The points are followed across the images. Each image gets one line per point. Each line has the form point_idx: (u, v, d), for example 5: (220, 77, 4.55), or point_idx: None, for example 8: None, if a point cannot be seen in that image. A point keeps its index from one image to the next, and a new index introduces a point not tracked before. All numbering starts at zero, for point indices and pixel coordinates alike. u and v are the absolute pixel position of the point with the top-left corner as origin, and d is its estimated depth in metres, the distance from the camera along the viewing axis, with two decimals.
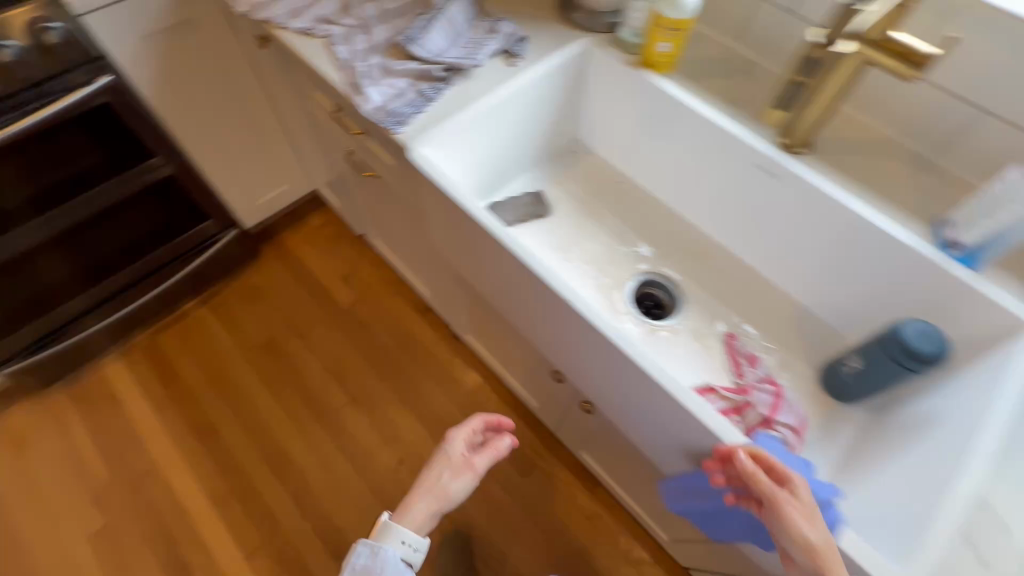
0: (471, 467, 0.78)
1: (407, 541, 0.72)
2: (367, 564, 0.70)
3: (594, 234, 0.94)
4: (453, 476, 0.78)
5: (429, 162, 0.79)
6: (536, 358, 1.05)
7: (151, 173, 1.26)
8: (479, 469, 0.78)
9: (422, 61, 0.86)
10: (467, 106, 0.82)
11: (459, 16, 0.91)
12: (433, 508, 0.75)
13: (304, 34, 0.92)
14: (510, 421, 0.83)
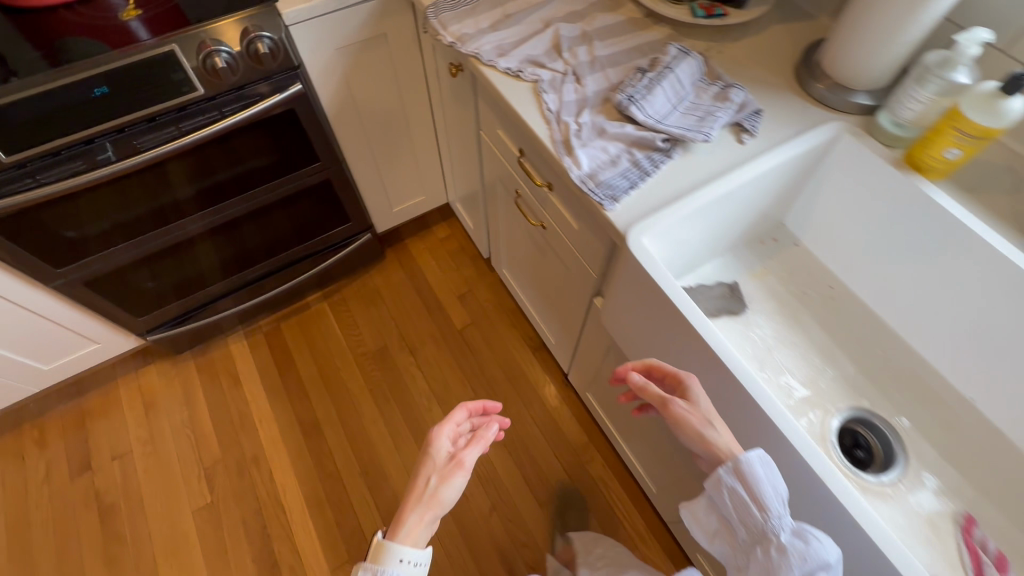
0: (462, 465, 0.70)
1: (406, 559, 0.62)
2: None
3: (795, 347, 0.81)
4: (444, 478, 0.68)
5: (648, 255, 0.69)
6: (683, 456, 0.94)
7: (311, 175, 1.28)
8: (469, 465, 0.70)
9: (640, 126, 0.77)
10: (692, 190, 0.71)
11: (688, 76, 0.80)
12: (430, 518, 0.66)
13: (510, 75, 0.86)
14: (494, 403, 0.78)
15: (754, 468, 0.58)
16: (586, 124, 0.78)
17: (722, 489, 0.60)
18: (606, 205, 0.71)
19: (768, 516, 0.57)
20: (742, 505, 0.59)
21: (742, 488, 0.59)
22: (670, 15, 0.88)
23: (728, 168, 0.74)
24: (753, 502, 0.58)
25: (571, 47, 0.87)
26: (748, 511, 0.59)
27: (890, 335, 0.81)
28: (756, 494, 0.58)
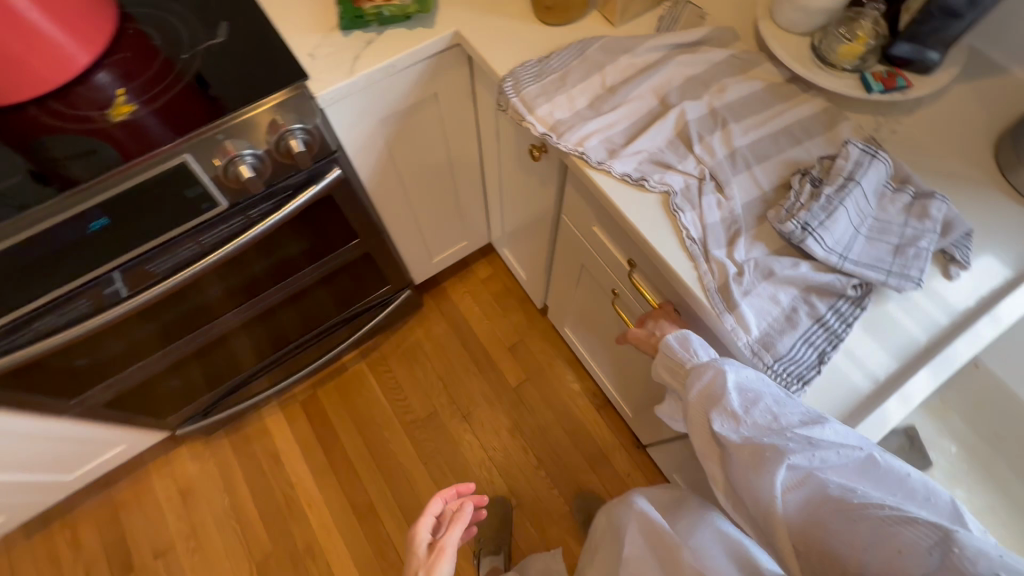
0: (446, 551, 0.61)
1: None
2: None
3: (997, 514, 0.67)
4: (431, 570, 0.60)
5: None
6: None
7: (348, 253, 1.09)
8: (451, 548, 0.61)
9: (818, 263, 0.59)
10: (906, 369, 0.57)
11: (874, 187, 0.61)
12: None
13: (628, 181, 0.66)
14: (468, 485, 0.71)
15: (671, 344, 0.62)
16: (746, 263, 0.59)
17: (661, 370, 0.65)
18: (794, 391, 0.55)
19: (691, 359, 0.60)
20: (675, 365, 0.62)
21: (669, 354, 0.63)
22: (832, 87, 0.67)
23: (936, 336, 0.58)
24: (680, 353, 0.61)
25: (703, 136, 0.67)
26: (678, 364, 0.62)
27: None
28: (683, 353, 0.61)
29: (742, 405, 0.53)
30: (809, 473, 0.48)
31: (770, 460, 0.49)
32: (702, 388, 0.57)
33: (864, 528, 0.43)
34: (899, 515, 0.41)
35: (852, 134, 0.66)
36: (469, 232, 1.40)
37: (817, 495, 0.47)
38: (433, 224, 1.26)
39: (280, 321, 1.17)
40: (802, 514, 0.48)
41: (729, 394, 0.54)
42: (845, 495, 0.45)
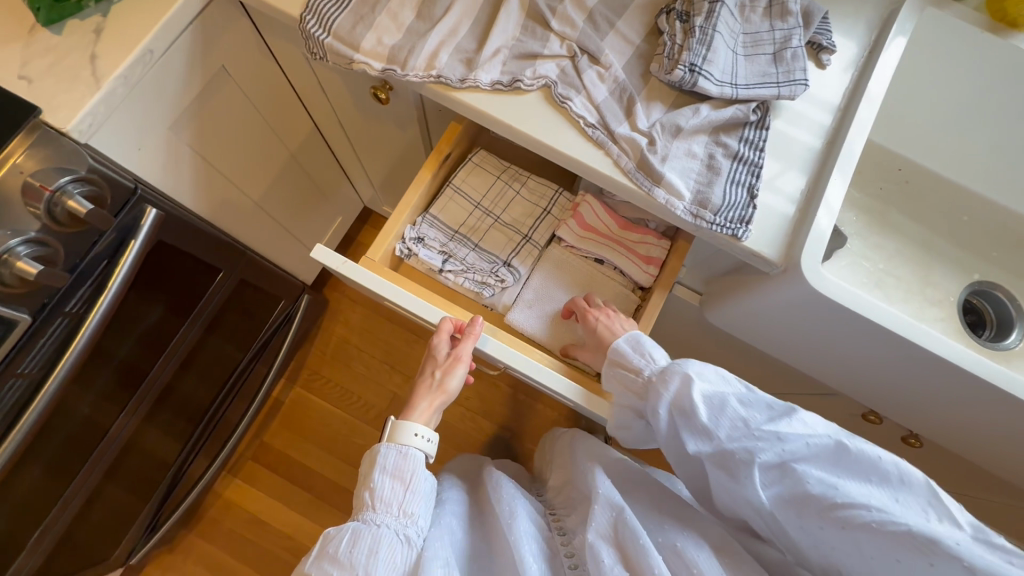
0: (460, 359, 0.64)
1: (420, 433, 0.62)
2: (396, 467, 0.60)
3: (903, 253, 0.77)
4: (447, 373, 0.65)
5: (838, 285, 0.54)
6: (794, 392, 0.91)
7: (217, 294, 0.90)
8: (466, 358, 0.64)
9: (714, 100, 0.57)
10: (825, 159, 0.58)
11: (735, 2, 0.59)
12: (436, 408, 0.65)
13: (500, 89, 0.58)
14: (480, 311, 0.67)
15: (624, 349, 0.59)
16: (653, 129, 0.56)
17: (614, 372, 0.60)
18: (741, 235, 0.54)
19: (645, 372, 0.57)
20: (628, 372, 0.58)
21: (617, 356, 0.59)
22: None
23: (830, 135, 0.59)
24: (631, 364, 0.58)
25: (554, 8, 0.60)
26: (629, 380, 0.58)
27: (960, 196, 0.79)
28: (629, 363, 0.58)
29: (704, 414, 0.49)
30: (783, 469, 0.45)
31: (746, 467, 0.46)
32: (670, 400, 0.52)
33: (852, 532, 0.42)
34: (893, 527, 0.40)
35: None
36: (340, 206, 1.23)
37: (797, 500, 0.45)
38: (298, 216, 1.09)
39: (182, 398, 0.98)
40: (787, 507, 0.46)
41: (697, 407, 0.50)
42: (827, 491, 0.43)
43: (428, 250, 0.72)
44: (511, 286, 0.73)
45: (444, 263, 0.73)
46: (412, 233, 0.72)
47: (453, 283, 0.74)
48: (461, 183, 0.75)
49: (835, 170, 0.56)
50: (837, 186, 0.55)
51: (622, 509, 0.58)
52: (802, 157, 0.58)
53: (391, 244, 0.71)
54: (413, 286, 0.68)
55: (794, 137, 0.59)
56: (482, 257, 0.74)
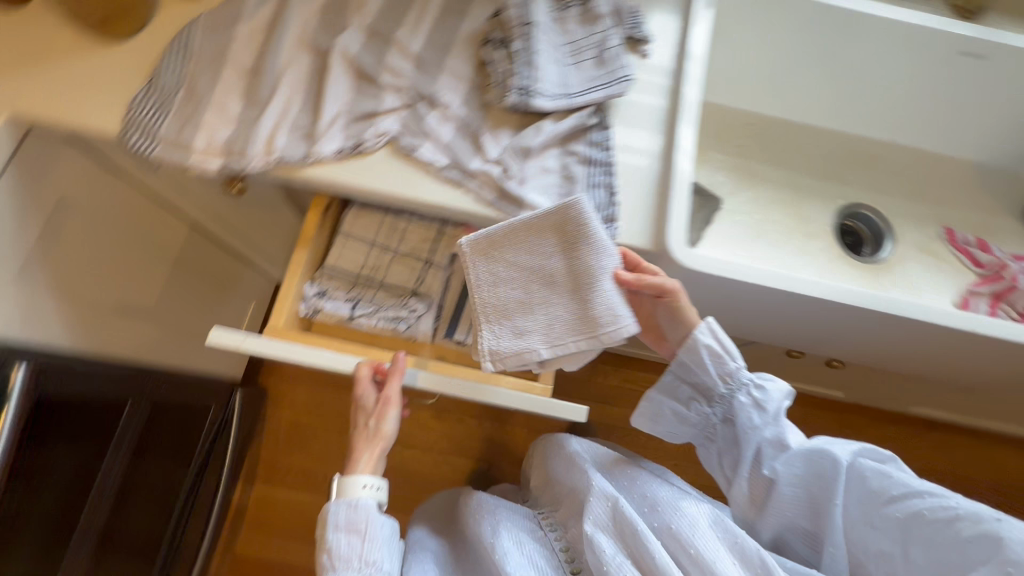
0: (390, 400, 0.61)
1: (368, 484, 0.59)
2: (349, 521, 0.58)
3: (778, 198, 0.82)
4: (380, 418, 0.61)
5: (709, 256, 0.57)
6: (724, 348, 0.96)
7: (130, 424, 0.82)
8: (396, 396, 0.60)
9: (553, 115, 0.59)
10: (673, 117, 0.61)
11: (547, 19, 0.62)
12: (379, 456, 0.61)
13: (346, 156, 0.57)
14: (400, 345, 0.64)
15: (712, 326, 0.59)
16: (503, 156, 0.58)
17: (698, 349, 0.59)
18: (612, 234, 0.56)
19: (736, 369, 0.59)
20: (716, 356, 0.59)
21: (710, 333, 0.59)
22: None
23: (671, 95, 0.63)
24: (722, 350, 0.59)
25: (379, 63, 0.60)
26: (717, 367, 0.59)
27: (809, 135, 0.85)
28: (720, 342, 0.59)
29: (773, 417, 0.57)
30: (850, 468, 0.54)
31: (815, 464, 0.55)
32: (751, 402, 0.58)
33: (912, 524, 0.50)
34: (941, 511, 0.48)
35: None
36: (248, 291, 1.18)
37: (858, 494, 0.53)
38: (203, 316, 1.04)
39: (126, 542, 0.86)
40: (850, 507, 0.54)
41: (768, 401, 0.57)
42: (887, 484, 0.51)
43: (333, 300, 0.70)
44: (424, 313, 0.70)
45: (353, 310, 0.70)
46: (313, 289, 0.70)
47: (367, 326, 0.70)
48: (351, 228, 0.73)
49: (681, 130, 0.60)
50: (687, 145, 0.59)
51: (616, 498, 0.62)
52: (653, 121, 0.61)
53: (294, 305, 0.69)
54: (319, 341, 0.66)
55: (640, 105, 0.62)
56: (389, 294, 0.72)
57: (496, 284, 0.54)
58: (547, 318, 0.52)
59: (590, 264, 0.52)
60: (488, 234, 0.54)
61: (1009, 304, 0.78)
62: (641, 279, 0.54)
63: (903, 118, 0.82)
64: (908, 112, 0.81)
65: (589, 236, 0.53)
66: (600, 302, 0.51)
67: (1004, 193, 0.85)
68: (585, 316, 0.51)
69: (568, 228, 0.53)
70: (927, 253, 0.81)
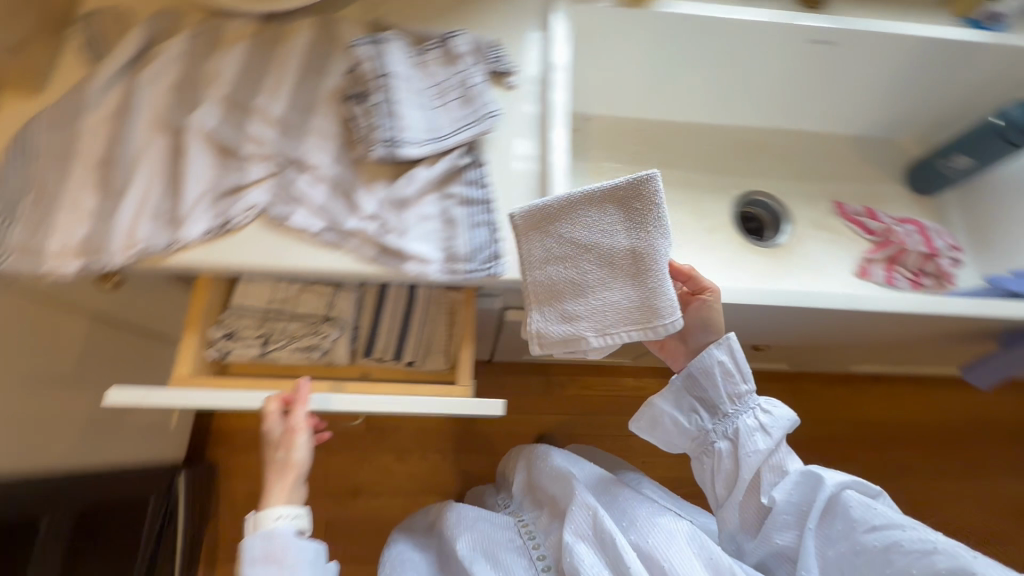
0: (297, 429, 0.55)
1: (282, 514, 0.52)
2: (266, 554, 0.51)
3: (677, 199, 0.84)
4: (289, 447, 0.54)
5: None
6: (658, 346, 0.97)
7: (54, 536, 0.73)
8: (303, 424, 0.55)
9: (425, 162, 0.59)
10: (543, 131, 0.62)
11: (406, 65, 0.61)
12: (295, 488, 0.54)
13: (216, 235, 0.55)
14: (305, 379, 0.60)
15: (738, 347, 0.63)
16: (379, 210, 0.57)
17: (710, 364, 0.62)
18: (498, 271, 0.57)
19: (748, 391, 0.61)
20: (729, 375, 0.62)
21: (725, 350, 0.62)
22: (295, 5, 0.64)
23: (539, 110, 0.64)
24: (734, 368, 0.62)
25: (240, 134, 0.58)
26: (727, 382, 0.62)
27: (699, 133, 0.88)
28: (738, 367, 0.62)
29: (773, 439, 0.59)
30: (835, 497, 0.56)
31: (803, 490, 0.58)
32: (759, 423, 0.60)
33: (889, 555, 0.51)
34: (918, 543, 0.50)
35: (355, 32, 0.64)
36: None
37: (842, 525, 0.55)
38: None
39: None
40: (831, 538, 0.55)
41: (775, 424, 0.60)
42: (868, 514, 0.53)
43: (242, 340, 0.67)
44: (337, 337, 0.69)
45: (265, 346, 0.68)
46: (221, 333, 0.66)
47: (283, 358, 0.69)
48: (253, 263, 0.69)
49: (552, 144, 0.61)
50: (560, 157, 0.60)
51: (597, 509, 0.66)
52: (525, 138, 0.62)
53: (198, 354, 0.64)
54: (234, 384, 0.62)
55: (510, 125, 0.63)
56: (301, 322, 0.69)
57: (547, 261, 0.55)
58: (603, 302, 0.54)
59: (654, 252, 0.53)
60: (545, 206, 0.54)
61: (903, 266, 0.82)
62: (691, 271, 0.62)
63: (780, 105, 0.85)
64: (783, 100, 0.84)
65: (656, 219, 0.53)
66: (659, 292, 0.53)
67: (885, 161, 0.90)
68: (645, 304, 0.53)
69: (635, 206, 0.53)
70: (823, 229, 0.85)
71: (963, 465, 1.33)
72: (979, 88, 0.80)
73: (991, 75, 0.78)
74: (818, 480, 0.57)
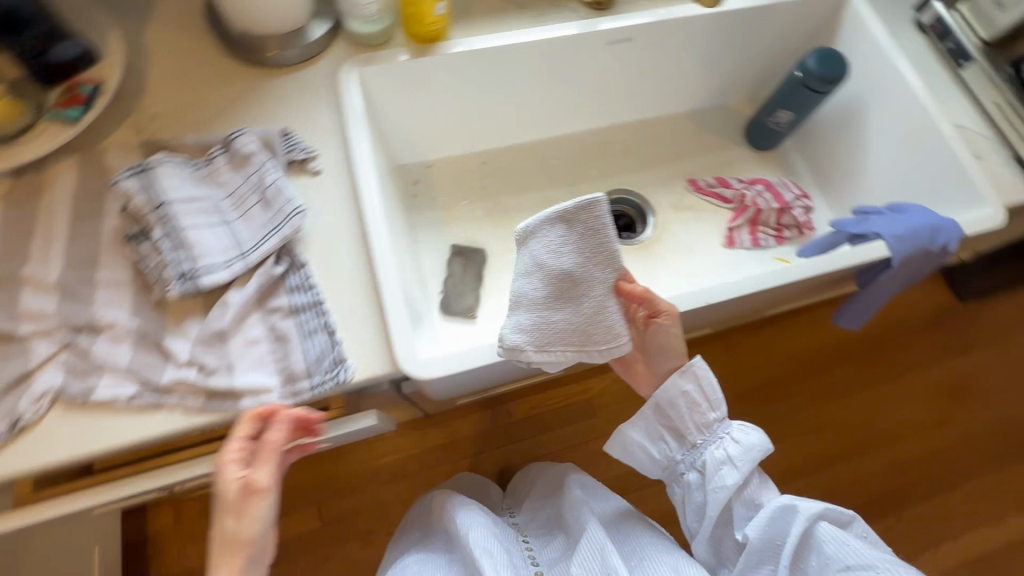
0: (260, 487, 0.44)
1: None
2: None
3: None
4: (239, 516, 0.43)
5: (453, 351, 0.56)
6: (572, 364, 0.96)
7: None
8: (267, 483, 0.44)
9: (236, 283, 0.54)
10: (360, 214, 0.59)
11: (188, 183, 0.55)
12: (250, 571, 0.42)
13: (9, 438, 0.48)
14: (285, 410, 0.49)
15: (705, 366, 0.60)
16: (196, 350, 0.51)
17: (673, 393, 0.60)
18: (346, 375, 0.52)
19: (716, 417, 0.59)
20: (695, 402, 0.59)
21: (691, 379, 0.59)
22: (45, 150, 0.56)
23: (351, 193, 0.60)
24: (701, 397, 0.59)
25: (11, 312, 0.51)
26: (693, 412, 0.60)
27: (541, 149, 0.87)
28: (706, 394, 0.59)
29: (741, 473, 0.56)
30: (811, 530, 0.52)
31: (777, 523, 0.54)
32: (728, 454, 0.58)
33: None
34: None
35: (124, 160, 0.57)
36: None
37: (815, 561, 0.51)
38: None
39: None
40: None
41: (747, 452, 0.57)
42: (845, 551, 0.50)
43: None
44: None
45: None
46: None
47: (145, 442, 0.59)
48: None
49: (370, 227, 0.57)
50: (383, 237, 0.57)
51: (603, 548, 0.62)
52: (343, 228, 0.58)
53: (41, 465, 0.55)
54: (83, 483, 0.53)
55: (324, 217, 0.59)
56: None
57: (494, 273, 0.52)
58: (542, 322, 0.51)
59: (599, 279, 0.51)
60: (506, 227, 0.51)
61: (764, 224, 0.84)
62: (645, 293, 0.54)
63: (609, 104, 0.85)
64: (608, 100, 0.84)
65: (602, 245, 0.51)
66: (600, 320, 0.52)
67: (723, 127, 0.92)
68: (584, 332, 0.51)
69: (585, 231, 0.50)
70: (684, 209, 0.86)
71: (890, 369, 1.41)
72: (778, 43, 0.83)
73: (783, 30, 0.81)
74: (791, 510, 0.53)
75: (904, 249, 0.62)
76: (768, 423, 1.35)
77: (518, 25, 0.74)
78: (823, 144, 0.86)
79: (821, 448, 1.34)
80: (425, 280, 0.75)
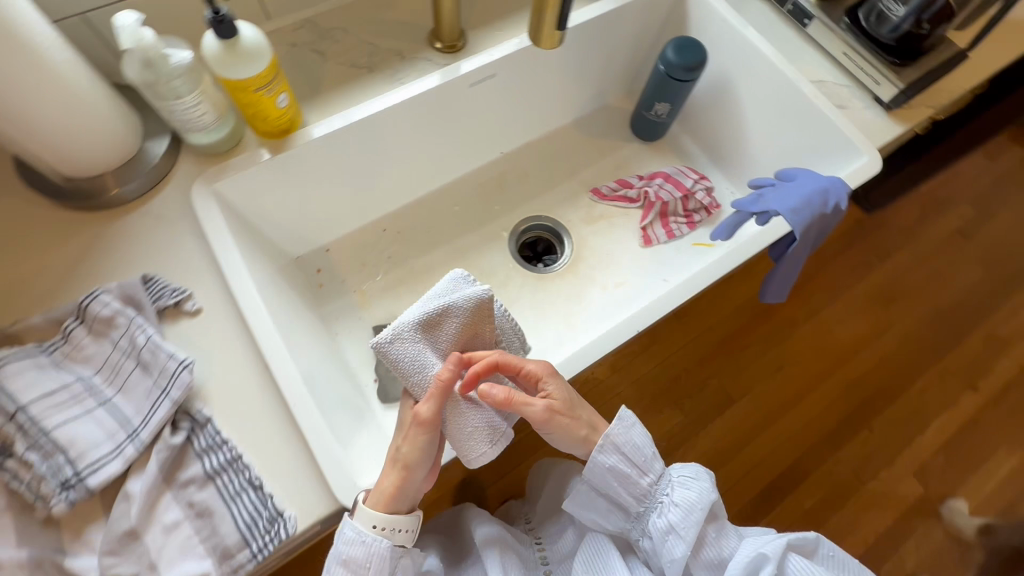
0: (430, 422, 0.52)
1: (380, 526, 0.51)
2: (350, 557, 0.51)
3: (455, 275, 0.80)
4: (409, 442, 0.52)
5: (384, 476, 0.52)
6: None
7: None
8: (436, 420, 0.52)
9: (134, 468, 0.47)
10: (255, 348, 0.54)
11: (45, 374, 0.48)
12: (413, 485, 0.53)
13: None
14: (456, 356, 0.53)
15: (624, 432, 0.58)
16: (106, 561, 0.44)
17: (599, 472, 0.59)
18: (288, 529, 0.48)
19: (647, 483, 0.59)
20: (624, 475, 0.59)
21: (612, 452, 0.58)
22: None
23: (240, 326, 0.55)
24: (630, 467, 0.59)
25: None
26: (627, 484, 0.59)
27: (439, 199, 0.83)
28: (633, 464, 0.59)
29: (687, 542, 0.56)
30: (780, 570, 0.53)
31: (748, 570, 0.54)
32: (669, 520, 0.57)
33: None
34: None
35: None
36: None
37: None
38: None
39: None
40: None
41: (687, 516, 0.56)
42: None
43: None
44: None
45: None
46: None
47: None
48: None
49: (269, 360, 0.53)
50: (285, 368, 0.53)
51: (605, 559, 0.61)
52: (241, 368, 0.54)
53: None
54: None
55: (216, 362, 0.53)
56: None
57: None
58: None
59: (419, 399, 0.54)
60: None
61: (674, 215, 0.84)
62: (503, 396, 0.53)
63: (492, 138, 0.83)
64: (490, 134, 0.82)
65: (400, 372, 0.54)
66: (451, 435, 0.54)
67: (609, 128, 0.92)
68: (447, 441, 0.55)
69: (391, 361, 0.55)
70: (596, 221, 0.86)
71: (826, 296, 1.48)
72: (635, 38, 0.84)
73: (637, 26, 0.82)
74: (761, 556, 0.54)
75: (802, 219, 0.64)
76: (734, 381, 1.38)
77: (374, 90, 0.70)
78: (705, 123, 0.88)
79: (787, 388, 1.39)
80: (354, 374, 0.71)
